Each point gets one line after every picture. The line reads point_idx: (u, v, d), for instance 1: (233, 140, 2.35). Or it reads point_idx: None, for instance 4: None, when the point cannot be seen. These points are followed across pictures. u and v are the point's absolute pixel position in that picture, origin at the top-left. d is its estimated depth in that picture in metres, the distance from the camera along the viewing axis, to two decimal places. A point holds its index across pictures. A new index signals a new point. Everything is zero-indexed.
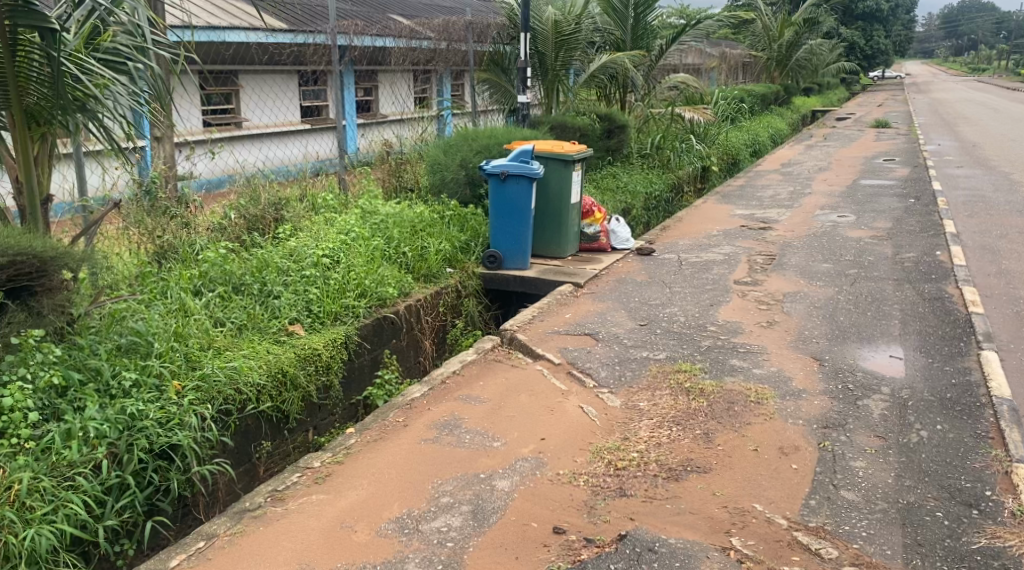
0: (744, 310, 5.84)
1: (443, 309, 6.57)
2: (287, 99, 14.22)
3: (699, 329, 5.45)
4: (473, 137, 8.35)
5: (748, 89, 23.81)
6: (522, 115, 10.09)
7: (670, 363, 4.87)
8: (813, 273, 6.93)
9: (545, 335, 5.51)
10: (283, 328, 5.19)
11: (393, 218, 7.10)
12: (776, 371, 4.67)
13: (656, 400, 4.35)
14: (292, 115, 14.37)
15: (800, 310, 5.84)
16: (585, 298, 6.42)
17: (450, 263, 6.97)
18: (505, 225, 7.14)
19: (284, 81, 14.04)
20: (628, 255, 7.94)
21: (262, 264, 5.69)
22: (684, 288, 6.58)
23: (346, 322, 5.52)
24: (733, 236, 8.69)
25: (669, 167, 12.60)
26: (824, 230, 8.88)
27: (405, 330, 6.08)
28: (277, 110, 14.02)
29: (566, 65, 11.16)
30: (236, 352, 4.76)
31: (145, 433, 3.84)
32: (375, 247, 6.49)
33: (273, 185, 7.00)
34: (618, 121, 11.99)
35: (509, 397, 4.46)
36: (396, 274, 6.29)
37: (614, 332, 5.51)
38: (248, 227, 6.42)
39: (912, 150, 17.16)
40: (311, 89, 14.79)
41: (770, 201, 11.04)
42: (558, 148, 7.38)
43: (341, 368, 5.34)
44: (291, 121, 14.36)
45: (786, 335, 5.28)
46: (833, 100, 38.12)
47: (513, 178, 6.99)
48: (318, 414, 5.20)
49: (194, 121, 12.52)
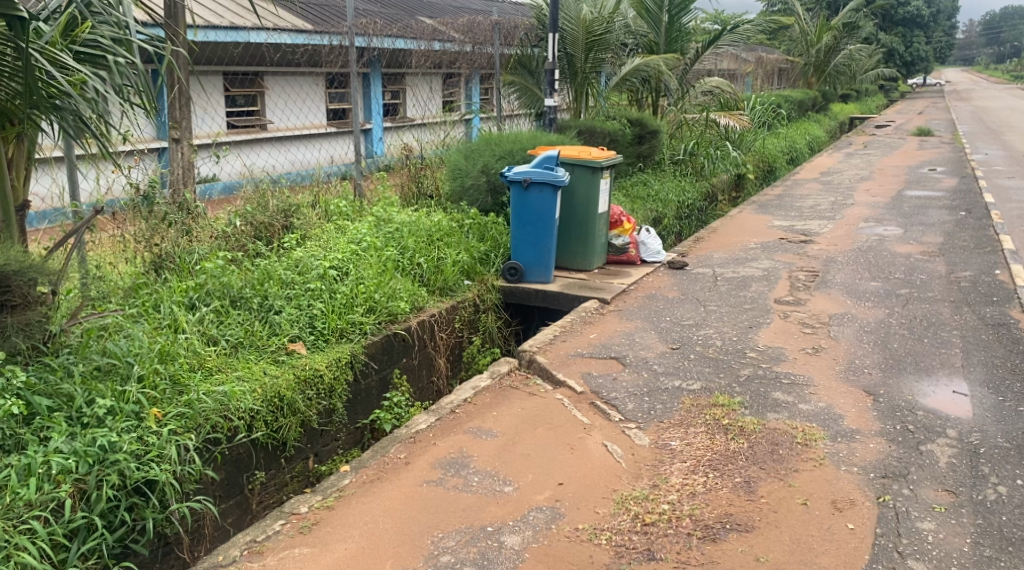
0: (786, 334, 5.34)
1: (459, 325, 6.15)
2: (312, 102, 13.94)
3: (737, 354, 4.96)
4: (497, 142, 7.93)
5: (785, 96, 23.21)
6: (549, 119, 9.66)
7: (705, 395, 4.38)
8: (860, 292, 6.40)
9: (567, 359, 5.06)
10: (283, 346, 4.79)
11: (409, 227, 6.70)
12: (825, 408, 4.17)
13: (689, 439, 3.88)
14: (317, 118, 14.08)
15: (849, 335, 5.33)
16: (612, 316, 5.95)
17: (468, 275, 6.56)
18: (527, 236, 6.71)
19: (309, 83, 13.76)
20: (660, 268, 7.47)
21: (265, 275, 5.31)
22: (720, 306, 6.09)
23: (352, 340, 5.12)
24: (772, 250, 8.18)
25: (703, 176, 12.11)
26: (870, 244, 8.34)
27: (418, 348, 5.67)
28: (302, 112, 13.75)
29: (596, 67, 10.71)
30: (228, 374, 4.37)
31: (118, 467, 3.44)
32: (388, 259, 6.08)
33: (283, 192, 6.64)
34: (651, 126, 11.51)
35: (524, 431, 4.01)
36: (409, 288, 5.88)
37: (643, 357, 5.05)
38: (255, 235, 6.06)
39: (958, 159, 16.45)
40: (336, 92, 14.49)
41: (810, 213, 10.51)
42: (585, 153, 6.93)
43: (345, 390, 4.95)
44: (316, 124, 14.08)
45: (834, 364, 4.77)
46: (872, 107, 37.28)
47: (536, 186, 6.55)
48: (319, 440, 4.81)
49: (216, 123, 12.30)
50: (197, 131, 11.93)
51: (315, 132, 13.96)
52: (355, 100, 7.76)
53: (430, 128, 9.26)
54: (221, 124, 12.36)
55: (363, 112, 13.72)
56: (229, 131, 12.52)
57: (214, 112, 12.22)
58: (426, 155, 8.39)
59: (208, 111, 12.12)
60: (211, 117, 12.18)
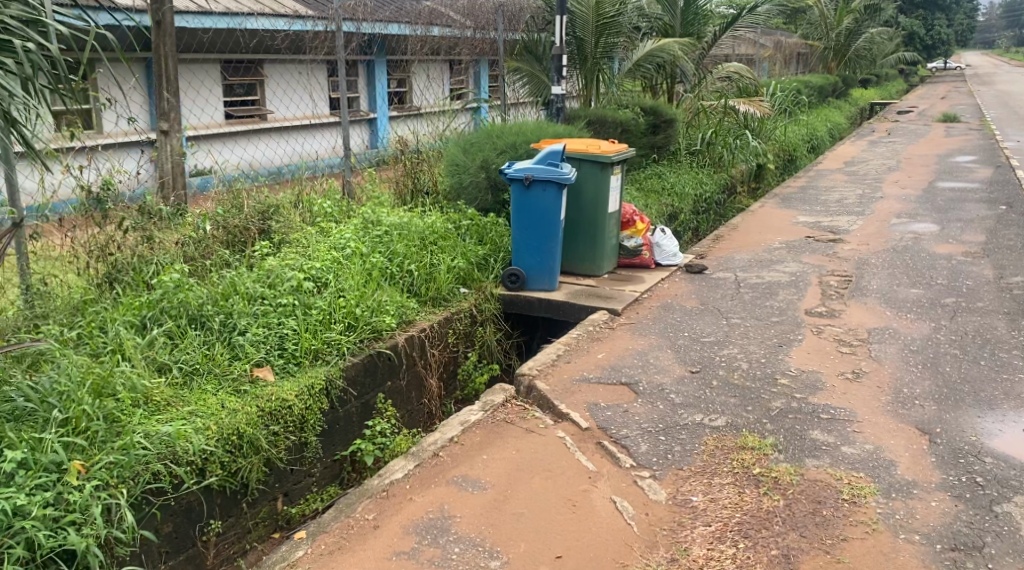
0: (822, 354, 4.71)
1: (454, 339, 5.56)
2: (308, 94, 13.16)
3: (767, 380, 4.34)
4: (499, 134, 7.31)
5: (805, 80, 22.44)
6: (556, 109, 9.00)
7: (731, 434, 3.76)
8: (900, 301, 5.76)
9: (570, 384, 4.45)
10: (247, 374, 4.20)
11: (400, 229, 6.10)
12: (873, 451, 3.55)
13: (713, 493, 3.28)
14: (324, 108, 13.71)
15: (892, 354, 4.70)
16: (623, 331, 5.34)
17: (464, 283, 5.97)
18: (529, 239, 6.08)
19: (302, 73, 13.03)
20: (677, 272, 6.83)
21: (232, 287, 4.70)
22: (744, 319, 5.46)
23: (329, 364, 4.53)
24: (799, 250, 7.52)
25: (722, 166, 11.45)
26: (905, 243, 7.66)
27: (406, 368, 5.08)
28: (305, 101, 13.20)
29: (608, 52, 10.03)
30: (178, 410, 3.78)
31: (24, 537, 2.88)
32: (373, 266, 5.49)
33: (260, 192, 6.08)
34: (665, 115, 10.84)
35: (518, 481, 3.41)
36: (396, 300, 5.28)
37: (658, 383, 4.43)
38: (227, 242, 5.47)
39: (990, 147, 15.64)
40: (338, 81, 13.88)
41: (836, 207, 9.83)
42: (594, 147, 6.30)
43: (320, 421, 4.37)
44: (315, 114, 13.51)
45: (880, 393, 4.14)
46: (892, 92, 36.34)
47: (539, 184, 5.93)
48: (289, 478, 4.23)
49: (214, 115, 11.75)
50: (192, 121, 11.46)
51: (316, 122, 13.38)
52: (343, 91, 7.14)
53: (428, 118, 8.67)
54: (219, 115, 11.84)
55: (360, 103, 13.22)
56: (226, 122, 11.99)
57: (212, 101, 11.72)
58: (422, 148, 7.76)
59: (205, 100, 11.63)
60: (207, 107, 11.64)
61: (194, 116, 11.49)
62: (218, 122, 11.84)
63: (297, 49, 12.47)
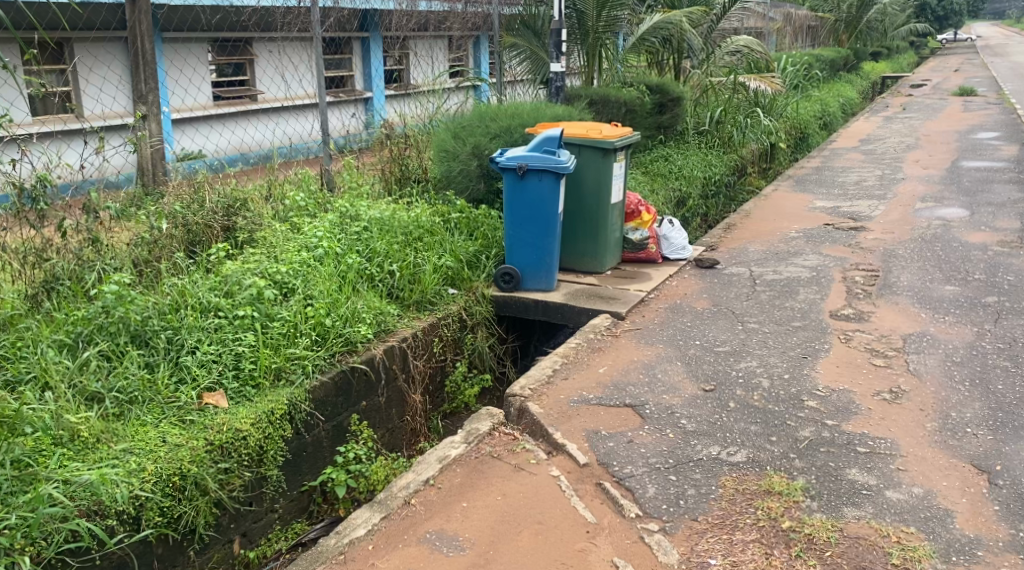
0: (852, 368, 4.15)
1: (440, 348, 5.04)
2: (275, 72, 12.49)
3: (793, 402, 3.78)
4: (492, 117, 6.72)
5: (816, 54, 21.76)
6: (556, 88, 8.40)
7: (753, 473, 3.22)
8: (935, 301, 5.20)
9: (566, 407, 3.90)
10: (194, 401, 3.66)
11: (381, 225, 5.55)
12: (923, 497, 3.01)
13: (735, 555, 2.76)
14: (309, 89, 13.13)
15: (933, 367, 4.15)
16: (626, 339, 4.79)
17: (452, 283, 5.45)
18: (525, 234, 5.51)
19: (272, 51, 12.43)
20: (686, 267, 6.26)
21: (184, 297, 4.15)
22: (762, 324, 4.90)
23: (293, 385, 3.99)
24: (818, 240, 6.95)
25: (732, 146, 10.83)
26: (933, 231, 7.07)
27: (385, 383, 4.57)
28: (277, 81, 12.62)
29: (611, 25, 9.39)
30: (108, 448, 3.26)
31: None
32: (349, 268, 4.93)
33: (226, 182, 5.53)
34: (672, 93, 10.22)
35: (502, 538, 2.89)
36: (373, 306, 4.73)
37: (667, 404, 3.88)
38: (186, 242, 4.93)
39: (1012, 122, 14.95)
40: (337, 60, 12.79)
41: (855, 190, 9.22)
42: (595, 132, 5.73)
43: (282, 450, 3.85)
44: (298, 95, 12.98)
45: (924, 417, 3.59)
46: (904, 65, 35.54)
47: (534, 174, 5.35)
48: (247, 517, 3.72)
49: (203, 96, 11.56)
50: (178, 103, 11.21)
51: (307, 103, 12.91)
52: (322, 73, 6.44)
53: (417, 99, 8.07)
54: (207, 96, 11.61)
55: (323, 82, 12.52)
56: (216, 103, 11.77)
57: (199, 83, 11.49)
58: (409, 132, 7.19)
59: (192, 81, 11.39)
60: (198, 89, 11.49)
61: (180, 97, 11.23)
62: (208, 104, 11.62)
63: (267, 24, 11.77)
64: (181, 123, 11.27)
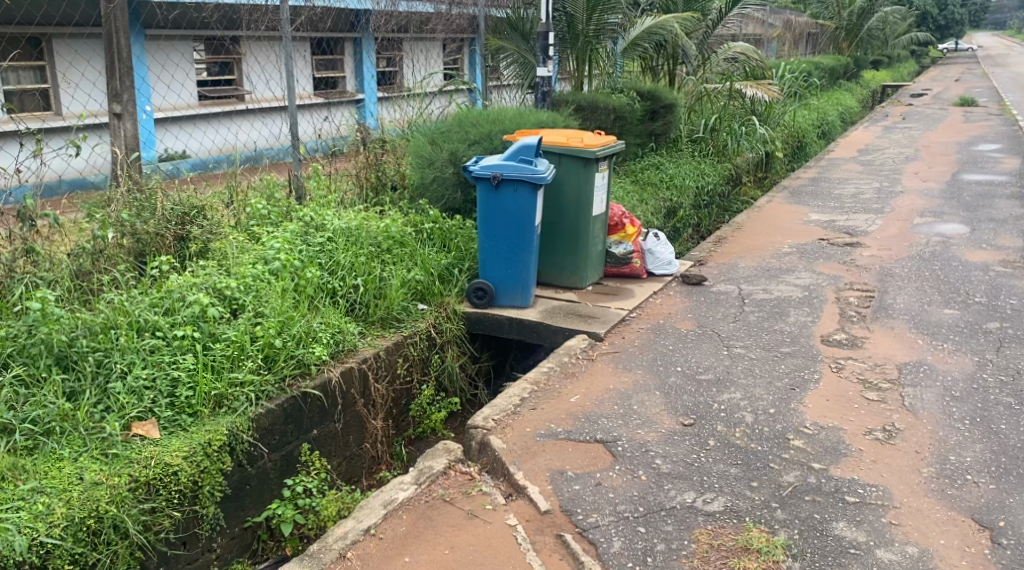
0: (842, 402, 3.84)
1: (406, 368, 4.74)
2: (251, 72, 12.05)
3: (777, 441, 3.46)
4: (472, 123, 6.41)
5: (816, 62, 21.51)
6: (542, 93, 8.07)
7: (730, 525, 2.90)
8: (933, 326, 4.89)
9: (531, 443, 3.58)
10: (119, 432, 3.36)
11: (348, 236, 5.24)
12: (918, 560, 2.68)
13: None
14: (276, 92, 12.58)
15: (931, 401, 3.83)
16: (603, 364, 4.47)
17: (421, 298, 5.14)
18: (499, 248, 5.19)
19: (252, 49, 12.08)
20: (672, 284, 5.94)
21: (120, 315, 3.84)
22: (748, 349, 4.58)
23: (235, 412, 3.68)
24: (812, 257, 6.64)
25: (726, 155, 10.53)
26: (932, 248, 6.76)
27: (341, 409, 4.27)
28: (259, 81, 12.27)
29: (601, 29, 9.10)
30: (14, 489, 2.98)
31: None
32: (307, 282, 4.61)
33: (182, 189, 5.20)
34: (665, 100, 9.91)
35: None
36: (331, 325, 4.41)
37: (641, 440, 3.56)
38: (134, 253, 4.63)
39: (1013, 134, 14.66)
40: (325, 60, 12.46)
41: (852, 202, 8.93)
42: (575, 140, 5.41)
43: (221, 485, 3.53)
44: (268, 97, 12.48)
45: (920, 461, 3.27)
46: (904, 74, 35.32)
47: (509, 184, 5.03)
48: (180, 558, 3.42)
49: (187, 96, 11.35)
50: (161, 102, 11.07)
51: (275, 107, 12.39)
52: (292, 73, 6.10)
53: (397, 103, 7.75)
54: (192, 95, 11.45)
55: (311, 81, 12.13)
56: (201, 103, 11.58)
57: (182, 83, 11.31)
58: (386, 137, 6.88)
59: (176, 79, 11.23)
60: (181, 89, 11.26)
61: (162, 96, 11.08)
62: (192, 104, 11.43)
63: (228, 22, 11.25)
64: (163, 122, 11.07)
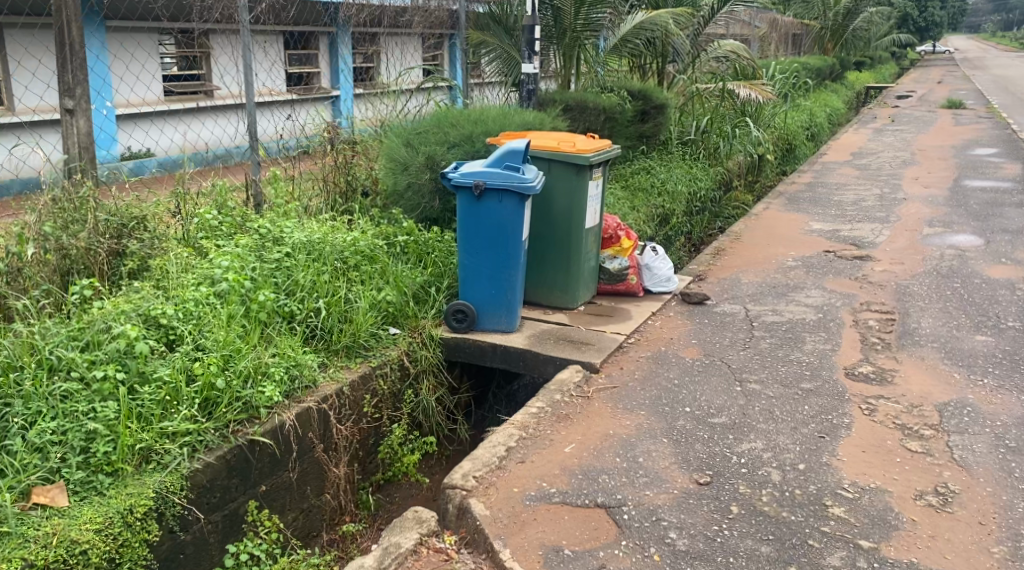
0: (882, 454, 3.30)
1: (374, 404, 4.15)
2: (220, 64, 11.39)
3: (813, 509, 2.92)
4: (451, 123, 5.83)
5: (803, 62, 21.14)
6: (527, 91, 7.48)
7: None
8: (968, 357, 4.37)
9: (519, 509, 2.99)
10: (16, 503, 2.75)
11: (309, 250, 4.64)
12: None
13: None
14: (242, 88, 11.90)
15: (984, 453, 3.30)
16: (601, 401, 3.90)
17: (393, 322, 4.56)
18: (481, 265, 4.60)
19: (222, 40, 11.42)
20: (672, 303, 5.38)
21: (28, 352, 3.23)
22: (765, 384, 4.03)
23: (164, 469, 3.07)
24: (820, 272, 6.11)
25: (717, 158, 10.02)
26: (949, 263, 6.25)
27: (296, 456, 3.69)
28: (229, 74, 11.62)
29: (590, 24, 8.48)
30: None
31: None
32: (259, 306, 4.00)
33: (121, 197, 4.59)
34: (656, 100, 9.37)
35: None
36: (285, 358, 3.80)
37: (650, 505, 3.00)
38: (59, 273, 4.03)
39: (1008, 138, 14.26)
40: (299, 53, 11.80)
41: (853, 210, 8.44)
42: (567, 144, 4.85)
43: (147, 560, 2.94)
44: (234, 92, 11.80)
45: (987, 538, 2.75)
46: (886, 75, 35.09)
47: (493, 194, 4.45)
48: None
49: (155, 90, 10.76)
50: (122, 97, 10.38)
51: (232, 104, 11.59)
52: (251, 65, 5.47)
53: (369, 100, 7.14)
54: (157, 90, 10.77)
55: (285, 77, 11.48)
56: (166, 98, 10.90)
57: (146, 77, 10.63)
58: (356, 137, 6.28)
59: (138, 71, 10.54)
60: (148, 82, 10.66)
61: (123, 92, 10.39)
62: (157, 99, 10.75)
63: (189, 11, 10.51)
64: (125, 118, 10.37)
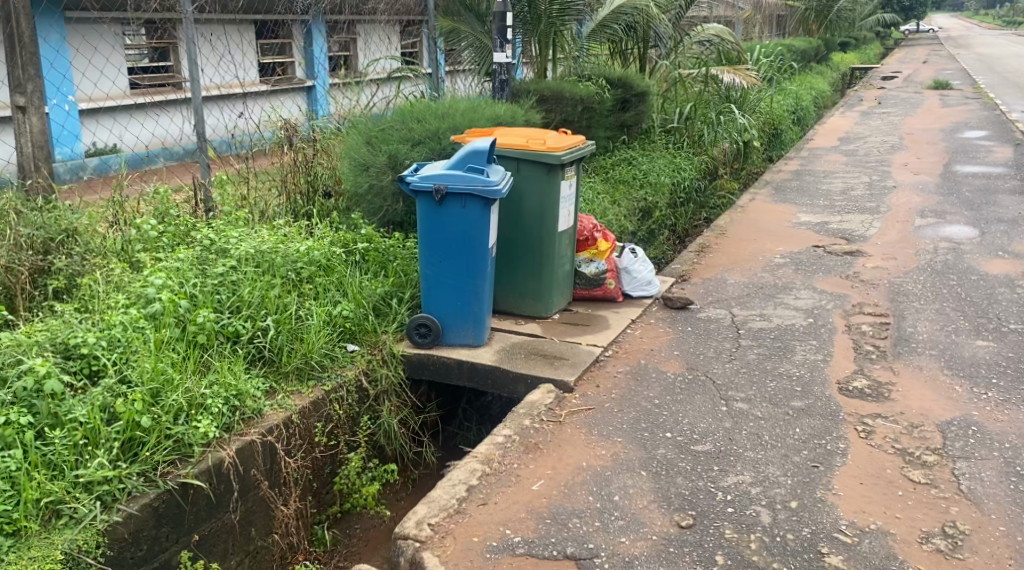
0: (883, 486, 2.99)
1: (328, 432, 3.79)
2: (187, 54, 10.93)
3: (808, 558, 2.60)
4: (417, 118, 5.46)
5: (789, 45, 20.80)
6: (500, 82, 7.10)
7: None
8: (971, 366, 4.05)
9: (478, 564, 2.65)
10: None
11: (258, 261, 4.27)
12: None
13: None
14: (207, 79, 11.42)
15: (995, 484, 2.99)
16: (574, 426, 3.57)
17: (352, 338, 4.20)
18: (445, 275, 4.24)
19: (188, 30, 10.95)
20: (653, 309, 5.05)
21: None
22: (753, 403, 3.70)
23: (77, 525, 2.73)
24: (811, 270, 5.79)
25: (701, 146, 9.65)
26: (944, 258, 5.94)
27: (239, 496, 3.33)
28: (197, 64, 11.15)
29: (567, 8, 8.04)
30: None
31: None
32: (197, 328, 3.64)
33: (51, 208, 4.22)
34: (636, 88, 9.02)
35: None
36: (224, 388, 3.44)
37: (626, 556, 2.67)
38: None
39: (997, 120, 13.98)
40: (269, 44, 11.39)
41: (843, 200, 8.12)
42: (537, 141, 4.49)
43: None
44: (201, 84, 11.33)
45: None
46: (872, 56, 34.79)
47: (455, 198, 4.09)
48: None
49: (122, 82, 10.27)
50: (84, 92, 9.89)
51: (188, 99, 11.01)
52: (197, 60, 5.08)
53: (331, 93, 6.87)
54: (124, 83, 10.31)
55: (255, 68, 11.05)
56: (132, 91, 10.45)
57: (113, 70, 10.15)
58: (317, 134, 5.89)
59: (104, 64, 10.06)
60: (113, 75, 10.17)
61: (88, 87, 9.93)
62: (124, 93, 10.30)
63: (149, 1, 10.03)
64: (88, 114, 9.89)
